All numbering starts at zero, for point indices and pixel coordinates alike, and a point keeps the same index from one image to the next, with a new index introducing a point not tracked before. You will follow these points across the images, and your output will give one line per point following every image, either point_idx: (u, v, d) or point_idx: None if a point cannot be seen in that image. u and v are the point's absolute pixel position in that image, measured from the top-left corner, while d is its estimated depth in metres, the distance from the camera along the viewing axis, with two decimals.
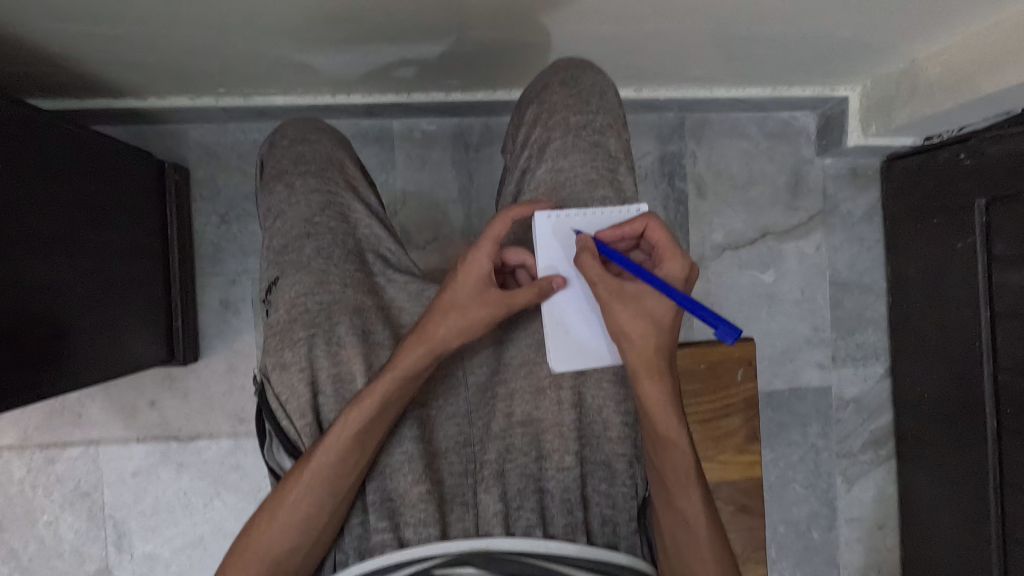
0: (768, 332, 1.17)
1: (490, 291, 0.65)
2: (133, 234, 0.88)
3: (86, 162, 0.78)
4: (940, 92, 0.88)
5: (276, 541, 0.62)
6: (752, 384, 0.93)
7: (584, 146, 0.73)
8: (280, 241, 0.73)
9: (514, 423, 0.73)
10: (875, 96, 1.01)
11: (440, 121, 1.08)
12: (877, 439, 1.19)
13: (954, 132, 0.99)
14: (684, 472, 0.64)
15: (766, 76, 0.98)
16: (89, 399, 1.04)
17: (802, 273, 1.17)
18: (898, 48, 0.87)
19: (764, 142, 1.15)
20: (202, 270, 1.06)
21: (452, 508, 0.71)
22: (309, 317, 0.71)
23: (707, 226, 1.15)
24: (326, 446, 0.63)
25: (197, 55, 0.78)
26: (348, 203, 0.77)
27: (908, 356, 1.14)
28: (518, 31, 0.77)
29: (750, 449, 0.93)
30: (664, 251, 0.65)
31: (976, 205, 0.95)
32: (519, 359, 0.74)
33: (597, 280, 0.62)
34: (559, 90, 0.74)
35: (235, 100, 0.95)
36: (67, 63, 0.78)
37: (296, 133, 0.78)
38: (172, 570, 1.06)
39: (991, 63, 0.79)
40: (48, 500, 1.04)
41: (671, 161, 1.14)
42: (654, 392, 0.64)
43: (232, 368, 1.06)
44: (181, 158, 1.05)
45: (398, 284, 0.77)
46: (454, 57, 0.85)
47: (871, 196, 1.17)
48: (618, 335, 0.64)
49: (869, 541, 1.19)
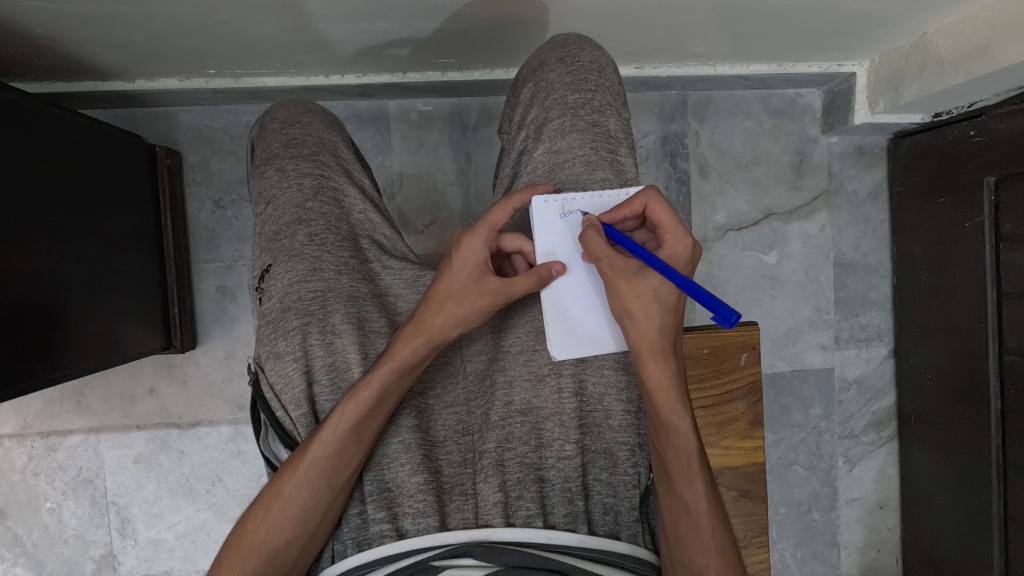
0: (770, 314, 1.15)
1: (489, 280, 0.63)
2: (127, 222, 0.87)
3: (82, 152, 0.77)
4: (952, 65, 0.85)
5: (272, 534, 0.62)
6: (757, 367, 0.89)
7: (584, 126, 0.71)
8: (272, 227, 0.72)
9: (513, 412, 0.72)
10: (883, 71, 0.98)
11: (437, 101, 1.06)
12: (878, 420, 1.19)
13: (964, 108, 0.97)
14: (686, 460, 0.63)
15: (770, 52, 0.96)
16: (88, 386, 1.03)
17: (805, 254, 1.15)
18: (907, 22, 0.85)
19: (768, 120, 1.13)
20: (197, 257, 1.04)
21: (452, 498, 0.70)
22: (304, 305, 0.70)
23: (710, 207, 1.13)
24: (322, 438, 0.62)
25: (186, 34, 0.76)
26: (342, 187, 0.75)
27: (913, 337, 1.12)
28: (516, 6, 0.75)
29: (754, 434, 0.89)
30: (667, 231, 0.63)
31: (986, 183, 0.93)
32: (519, 346, 0.73)
33: (600, 256, 0.61)
34: (557, 67, 0.72)
35: (226, 82, 0.93)
36: (53, 45, 0.76)
37: (286, 115, 0.76)
38: (176, 555, 1.07)
39: (1003, 35, 0.77)
40: (50, 488, 1.03)
41: (673, 141, 1.12)
42: (655, 377, 0.64)
43: (231, 355, 1.05)
44: (174, 142, 1.03)
45: (394, 270, 0.75)
46: (449, 36, 0.82)
47: (876, 174, 1.15)
48: (622, 314, 0.63)
49: (869, 520, 1.19)
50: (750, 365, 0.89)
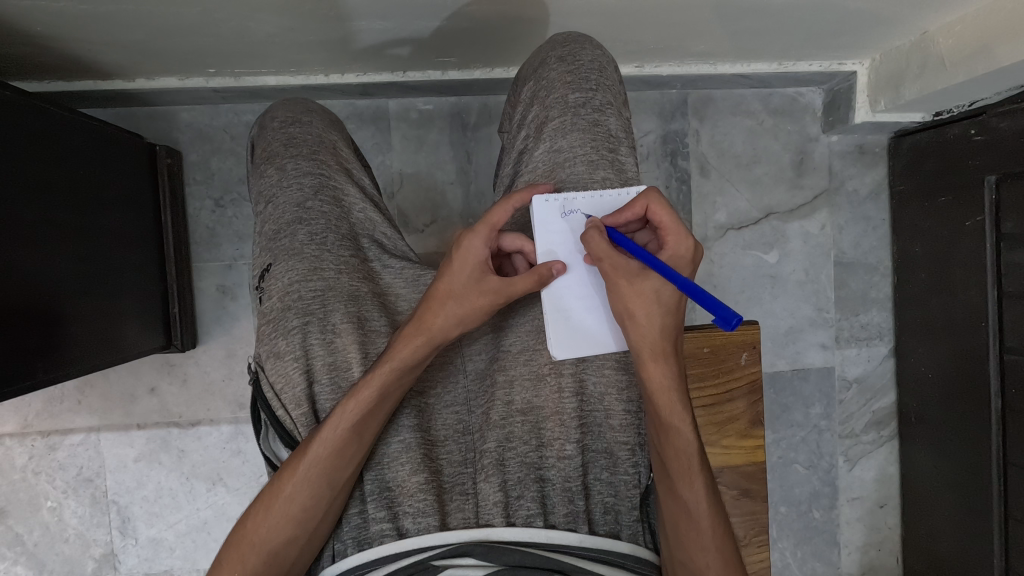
0: (771, 313, 1.15)
1: (489, 279, 0.63)
2: (127, 221, 0.86)
3: (82, 151, 0.77)
4: (952, 65, 0.85)
5: (273, 533, 0.62)
6: (758, 366, 0.89)
7: (584, 125, 0.70)
8: (272, 226, 0.72)
9: (513, 411, 0.72)
10: (884, 70, 0.98)
11: (437, 100, 1.06)
12: (879, 419, 1.19)
13: (965, 107, 0.97)
14: (686, 460, 0.63)
15: (771, 51, 0.96)
16: (88, 386, 1.03)
17: (806, 253, 1.15)
18: (909, 21, 0.85)
19: (769, 119, 1.13)
20: (198, 256, 1.04)
21: (452, 497, 0.70)
22: (304, 305, 0.70)
23: (710, 206, 1.13)
24: (323, 436, 0.62)
25: (186, 33, 0.76)
26: (342, 186, 0.74)
27: (913, 337, 1.12)
28: (516, 5, 0.75)
29: (754, 434, 0.89)
30: (668, 232, 0.63)
31: (987, 182, 0.93)
32: (519, 346, 0.73)
33: (602, 256, 0.61)
34: (557, 66, 0.72)
35: (226, 81, 0.93)
36: (53, 44, 0.76)
37: (286, 114, 0.76)
38: (176, 554, 1.07)
39: (1004, 34, 0.77)
40: (51, 487, 1.04)
41: (674, 140, 1.12)
42: (655, 377, 0.64)
43: (231, 354, 1.05)
44: (174, 141, 1.03)
45: (394, 269, 0.75)
46: (449, 35, 0.82)
47: (877, 173, 1.15)
48: (623, 314, 0.63)
49: (869, 519, 1.19)
50: (750, 364, 0.89)
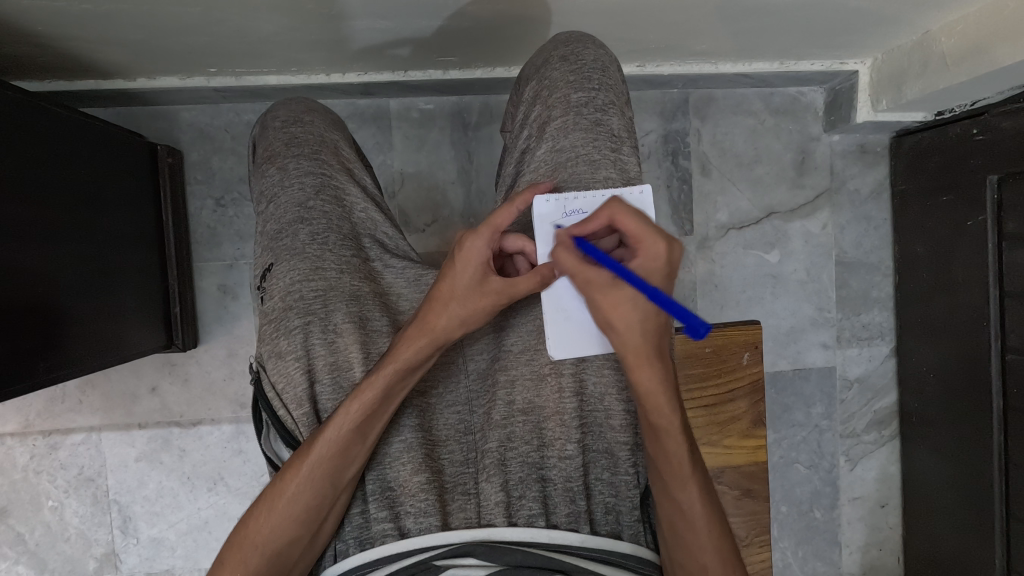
0: (772, 312, 1.15)
1: (490, 280, 0.63)
2: (128, 221, 0.86)
3: (82, 150, 0.77)
4: (954, 65, 0.85)
5: (275, 533, 0.62)
6: (760, 366, 0.89)
7: (586, 125, 0.70)
8: (274, 226, 0.72)
9: (514, 411, 0.72)
10: (885, 69, 0.98)
11: (438, 99, 1.05)
12: (880, 419, 1.18)
13: (966, 107, 0.97)
14: (678, 463, 0.63)
15: (773, 51, 0.96)
16: (89, 386, 1.03)
17: (807, 253, 1.15)
18: (910, 20, 0.85)
19: (770, 119, 1.12)
20: (199, 255, 1.04)
21: (453, 497, 0.70)
22: (305, 304, 0.70)
23: (711, 206, 1.13)
24: (326, 437, 0.62)
25: (187, 32, 0.76)
26: (344, 185, 0.74)
27: (915, 336, 1.12)
28: (518, 4, 0.75)
29: (756, 434, 0.89)
30: (639, 238, 0.61)
31: (988, 181, 0.93)
32: (520, 346, 0.73)
33: (573, 273, 0.60)
34: (559, 66, 0.72)
35: (227, 80, 0.93)
36: (53, 44, 0.76)
37: (288, 113, 0.76)
38: (178, 553, 1.07)
39: (1006, 34, 0.76)
40: (52, 486, 1.04)
41: (675, 139, 1.11)
42: (645, 381, 0.63)
43: (232, 354, 1.05)
44: (175, 140, 1.03)
45: (396, 269, 0.75)
46: (450, 35, 0.82)
47: (878, 173, 1.15)
48: (605, 325, 0.62)
49: (870, 519, 1.19)
50: (752, 364, 0.89)
